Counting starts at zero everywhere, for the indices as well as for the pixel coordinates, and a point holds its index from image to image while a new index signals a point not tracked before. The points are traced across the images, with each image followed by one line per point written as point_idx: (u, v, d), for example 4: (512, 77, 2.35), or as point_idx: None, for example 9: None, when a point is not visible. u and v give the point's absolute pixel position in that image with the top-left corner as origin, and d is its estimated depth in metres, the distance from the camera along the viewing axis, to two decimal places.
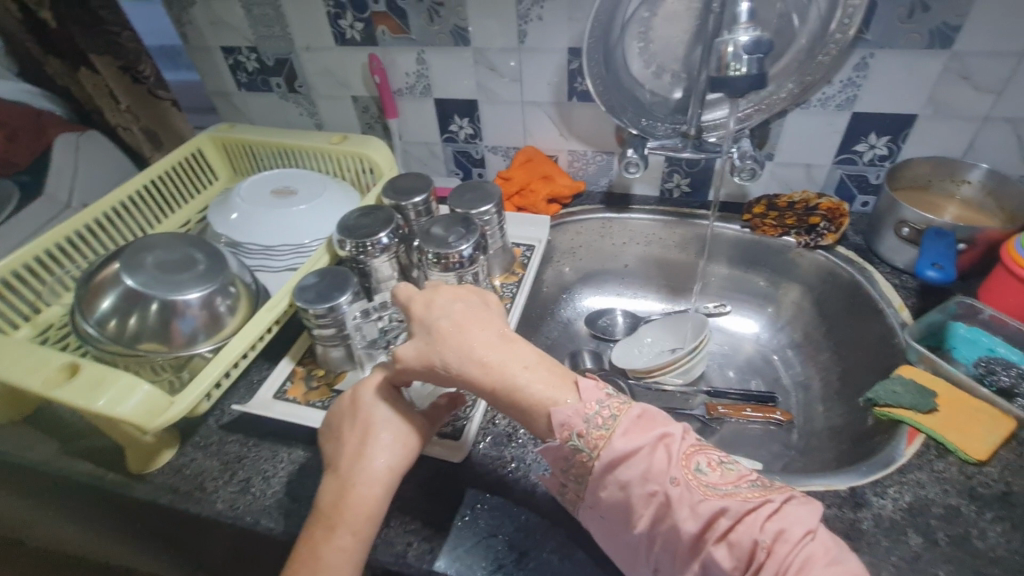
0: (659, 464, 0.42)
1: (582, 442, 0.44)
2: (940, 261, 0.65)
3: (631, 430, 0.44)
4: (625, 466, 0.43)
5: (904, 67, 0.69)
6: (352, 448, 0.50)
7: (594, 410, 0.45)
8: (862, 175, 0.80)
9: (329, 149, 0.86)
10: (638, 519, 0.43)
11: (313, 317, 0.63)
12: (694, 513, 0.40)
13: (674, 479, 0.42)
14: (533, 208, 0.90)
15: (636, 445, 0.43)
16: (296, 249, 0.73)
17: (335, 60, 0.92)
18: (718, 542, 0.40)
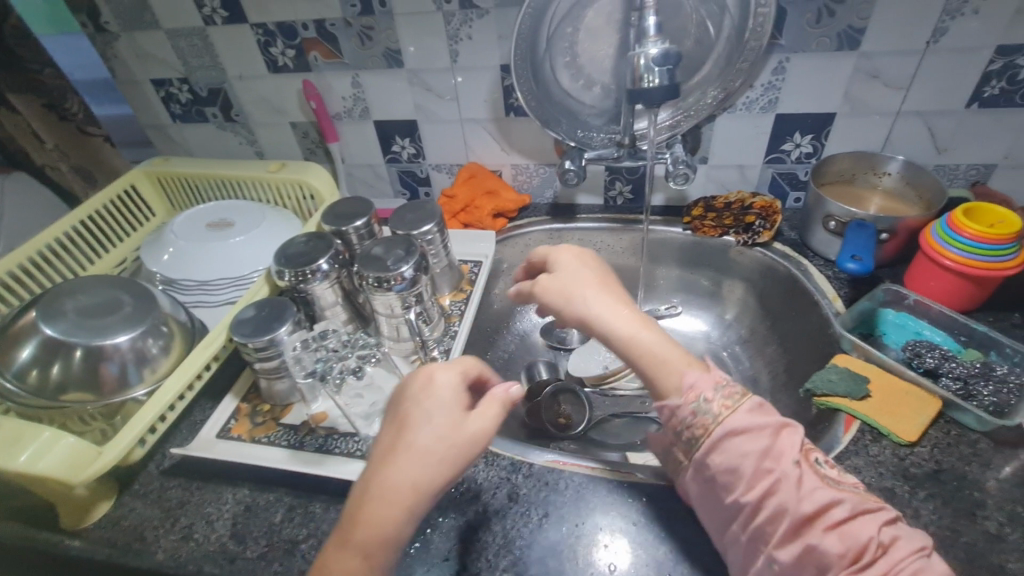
0: (784, 446, 0.44)
1: (708, 405, 0.46)
2: (860, 253, 0.68)
3: (755, 411, 0.46)
4: (749, 438, 0.44)
5: (817, 69, 0.73)
6: (405, 430, 0.43)
7: (721, 381, 0.48)
8: (792, 173, 0.83)
9: (267, 178, 0.85)
10: (741, 488, 0.43)
11: (253, 351, 0.62)
12: (808, 498, 0.42)
13: (797, 462, 0.43)
14: (480, 224, 0.91)
15: (760, 425, 0.45)
16: (235, 281, 0.71)
17: (270, 87, 0.92)
18: (829, 531, 0.41)
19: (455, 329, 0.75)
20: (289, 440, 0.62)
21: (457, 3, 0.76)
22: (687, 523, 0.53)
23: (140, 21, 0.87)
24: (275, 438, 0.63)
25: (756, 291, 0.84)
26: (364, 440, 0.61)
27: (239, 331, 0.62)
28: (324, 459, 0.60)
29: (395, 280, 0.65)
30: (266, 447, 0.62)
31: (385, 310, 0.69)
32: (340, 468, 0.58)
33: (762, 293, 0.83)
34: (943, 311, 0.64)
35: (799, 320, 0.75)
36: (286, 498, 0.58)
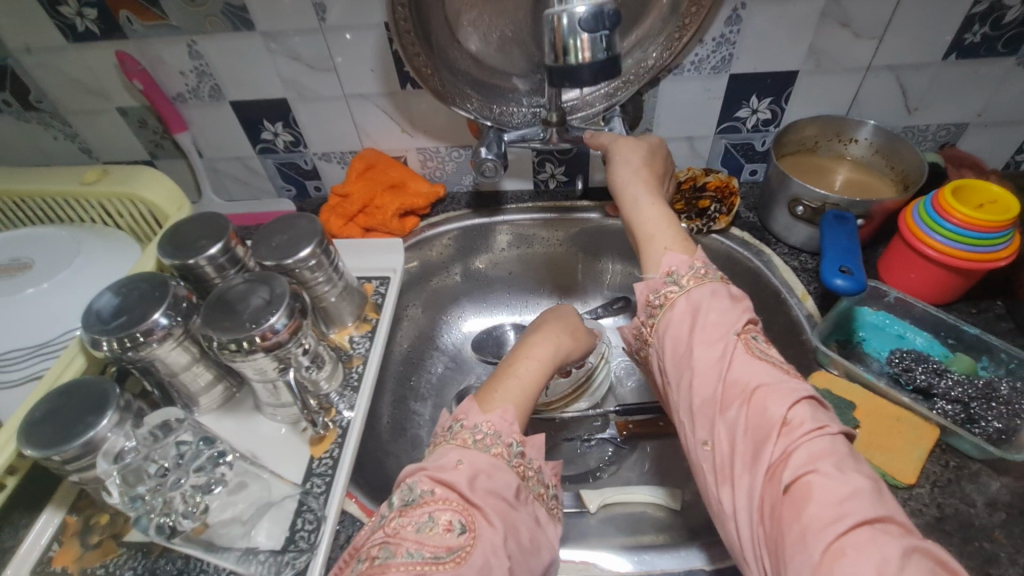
0: (727, 320, 0.43)
1: (678, 281, 0.47)
2: (846, 265, 0.53)
3: (717, 293, 0.45)
4: (697, 315, 0.44)
5: (779, 17, 0.59)
6: (542, 326, 0.58)
7: (696, 265, 0.48)
8: (747, 143, 0.71)
9: (83, 192, 0.63)
10: (686, 357, 0.43)
11: (59, 463, 0.44)
12: (735, 367, 0.41)
13: (732, 335, 0.42)
14: (384, 227, 0.74)
15: (719, 307, 0.44)
16: (37, 350, 0.52)
17: (76, 63, 0.67)
18: (747, 403, 0.39)
19: (358, 375, 0.59)
20: (134, 568, 0.47)
21: None
22: None
23: None
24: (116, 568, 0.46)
25: None
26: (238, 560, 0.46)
27: (29, 441, 0.43)
28: None
29: (262, 338, 0.48)
30: None
31: (256, 375, 0.51)
32: None
33: None
34: (927, 310, 0.56)
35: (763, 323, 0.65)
36: None
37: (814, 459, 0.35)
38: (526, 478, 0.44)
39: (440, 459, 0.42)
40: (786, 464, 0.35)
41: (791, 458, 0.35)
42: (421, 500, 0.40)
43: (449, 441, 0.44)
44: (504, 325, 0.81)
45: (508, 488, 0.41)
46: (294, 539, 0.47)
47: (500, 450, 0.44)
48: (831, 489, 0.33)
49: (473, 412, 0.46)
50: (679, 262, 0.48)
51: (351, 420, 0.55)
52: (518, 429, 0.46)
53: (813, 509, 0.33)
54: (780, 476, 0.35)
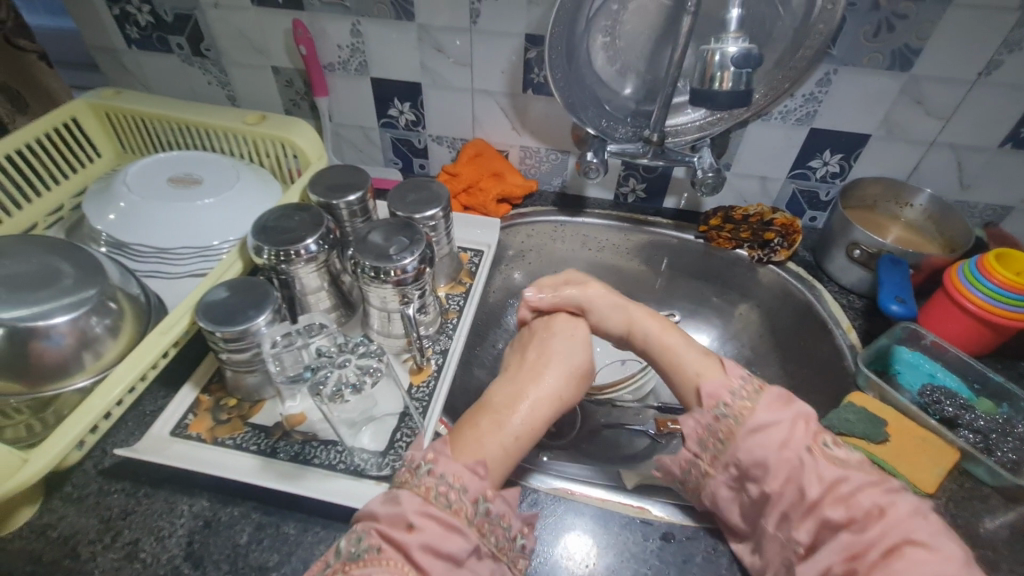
0: (797, 434, 0.46)
1: (729, 410, 0.49)
2: (901, 294, 0.66)
3: (773, 404, 0.48)
4: (764, 433, 0.47)
5: (863, 87, 0.69)
6: (528, 374, 0.56)
7: (738, 384, 0.51)
8: (813, 192, 0.80)
9: (243, 130, 0.73)
10: (770, 481, 0.46)
11: (222, 341, 0.52)
12: (817, 477, 0.44)
13: (806, 447, 0.46)
14: (482, 209, 0.84)
15: (776, 418, 0.47)
16: (200, 252, 0.61)
17: (252, 23, 0.78)
18: (835, 501, 0.43)
19: (453, 326, 0.67)
20: (258, 444, 0.54)
21: None
22: (703, 569, 0.49)
23: None
24: (244, 441, 0.54)
25: (763, 311, 0.80)
26: (348, 451, 0.54)
27: (205, 316, 0.52)
28: (302, 472, 0.52)
29: (395, 273, 0.57)
30: (233, 452, 0.53)
31: (378, 303, 0.60)
32: (321, 486, 0.50)
33: (772, 312, 0.79)
34: (959, 356, 0.63)
35: (807, 347, 0.73)
36: (254, 514, 0.50)
37: (911, 533, 0.40)
38: (486, 535, 0.42)
39: (395, 496, 0.43)
40: (882, 543, 0.40)
41: (887, 536, 0.40)
42: (363, 558, 0.39)
43: (412, 486, 0.43)
44: None
45: (460, 552, 0.40)
46: (393, 446, 0.54)
47: (462, 505, 0.42)
48: (929, 564, 0.38)
49: (443, 457, 0.45)
50: (719, 386, 0.51)
51: (445, 361, 0.63)
52: (487, 485, 0.44)
53: (905, 574, 0.38)
54: (868, 552, 0.40)
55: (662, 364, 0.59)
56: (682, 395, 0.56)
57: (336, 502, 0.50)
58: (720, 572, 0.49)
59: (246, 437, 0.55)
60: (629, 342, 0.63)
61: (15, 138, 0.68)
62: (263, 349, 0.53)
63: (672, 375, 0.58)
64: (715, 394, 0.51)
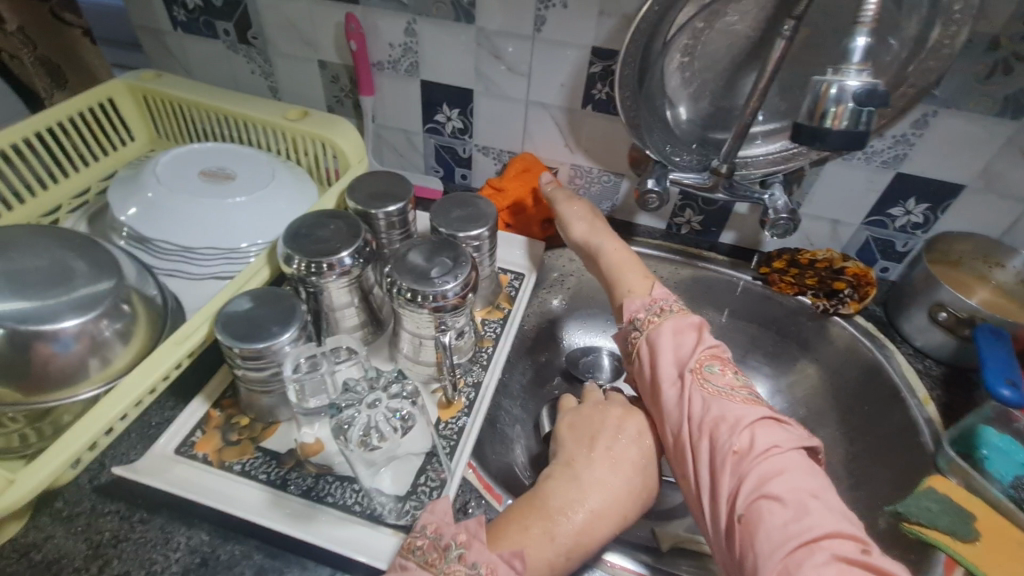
0: (682, 359, 0.49)
1: (639, 324, 0.55)
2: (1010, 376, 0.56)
3: (675, 332, 0.51)
4: (657, 353, 0.50)
5: (965, 133, 0.62)
6: (594, 460, 0.47)
7: (655, 306, 0.56)
8: (889, 241, 0.73)
9: (283, 125, 0.69)
10: (654, 403, 0.49)
11: (240, 356, 0.48)
12: (689, 404, 0.46)
13: (687, 371, 0.47)
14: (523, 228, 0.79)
15: (676, 345, 0.50)
16: (226, 254, 0.57)
17: (302, 13, 0.74)
18: (707, 438, 0.43)
19: (488, 356, 0.61)
20: (268, 474, 0.49)
21: None
22: None
23: None
24: (253, 468, 0.49)
25: (822, 366, 0.73)
26: (365, 492, 0.48)
27: (225, 329, 0.48)
28: (312, 512, 0.46)
29: (434, 299, 0.51)
30: (239, 481, 0.48)
31: (411, 327, 0.55)
32: (332, 531, 0.45)
33: (833, 369, 0.72)
34: None
35: (874, 414, 0.66)
36: (257, 554, 0.45)
37: (763, 479, 0.39)
38: None
39: None
40: (743, 492, 0.39)
41: (745, 481, 0.40)
42: None
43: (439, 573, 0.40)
44: (602, 349, 0.83)
45: None
46: (415, 491, 0.49)
47: None
48: (779, 513, 0.37)
49: (477, 544, 0.41)
50: (637, 301, 0.58)
51: (477, 395, 0.57)
52: None
53: (766, 535, 0.36)
54: (736, 504, 0.39)
55: (588, 255, 0.69)
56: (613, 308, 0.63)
57: (348, 551, 0.44)
58: None
59: (256, 463, 0.50)
60: (584, 249, 0.69)
61: (45, 116, 0.65)
62: (285, 372, 0.49)
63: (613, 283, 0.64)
64: (630, 313, 0.57)
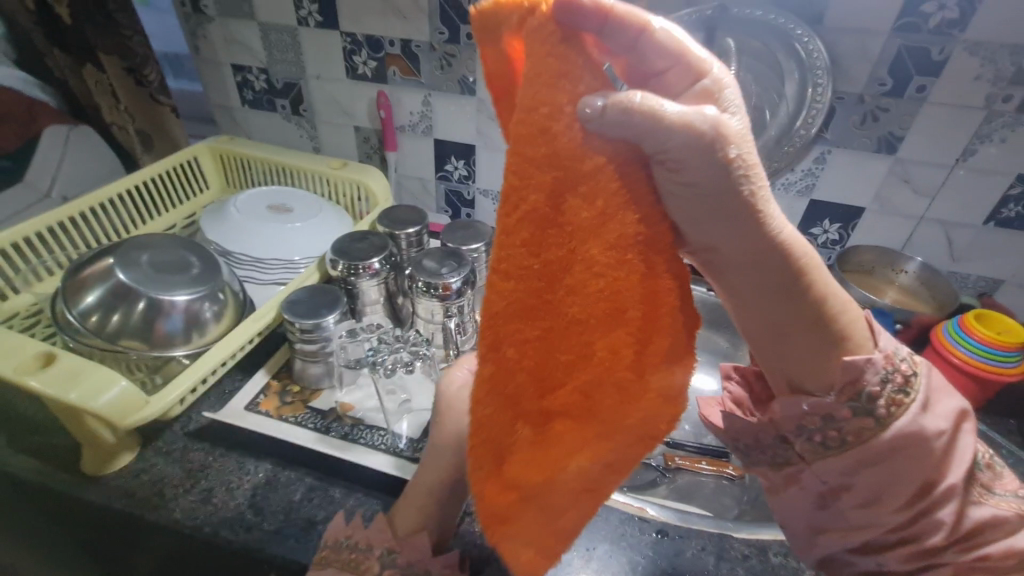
0: (952, 454, 0.39)
1: (882, 401, 0.38)
2: None
3: (927, 403, 0.39)
4: (916, 448, 0.38)
5: (854, 166, 0.79)
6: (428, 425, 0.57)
7: (892, 365, 0.39)
8: (816, 256, 0.89)
9: (328, 173, 0.89)
10: (893, 498, 0.39)
11: (299, 331, 0.64)
12: (957, 516, 0.39)
13: (955, 476, 0.38)
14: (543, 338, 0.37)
15: (937, 426, 0.38)
16: (286, 264, 0.75)
17: (344, 91, 0.96)
18: (969, 545, 0.39)
19: None
20: (315, 423, 0.64)
21: None
22: (692, 564, 0.55)
23: (237, 10, 0.92)
24: (305, 419, 0.64)
25: None
26: (389, 435, 0.63)
27: (290, 310, 0.64)
28: (350, 447, 0.61)
29: (443, 289, 0.68)
30: (294, 427, 0.63)
31: (425, 315, 0.72)
32: (364, 458, 0.59)
33: None
34: None
35: None
36: (307, 478, 0.59)
37: None
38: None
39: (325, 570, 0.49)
40: None
41: None
42: None
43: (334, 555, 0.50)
44: None
45: None
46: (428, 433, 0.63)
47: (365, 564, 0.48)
48: None
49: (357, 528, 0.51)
50: (865, 365, 0.38)
51: None
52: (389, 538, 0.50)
53: None
54: None
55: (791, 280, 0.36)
56: (798, 378, 0.40)
57: (380, 471, 0.59)
58: (707, 569, 0.54)
59: (306, 416, 0.64)
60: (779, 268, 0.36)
61: (152, 169, 0.86)
62: (331, 342, 0.66)
63: (822, 335, 0.38)
64: (858, 378, 0.38)
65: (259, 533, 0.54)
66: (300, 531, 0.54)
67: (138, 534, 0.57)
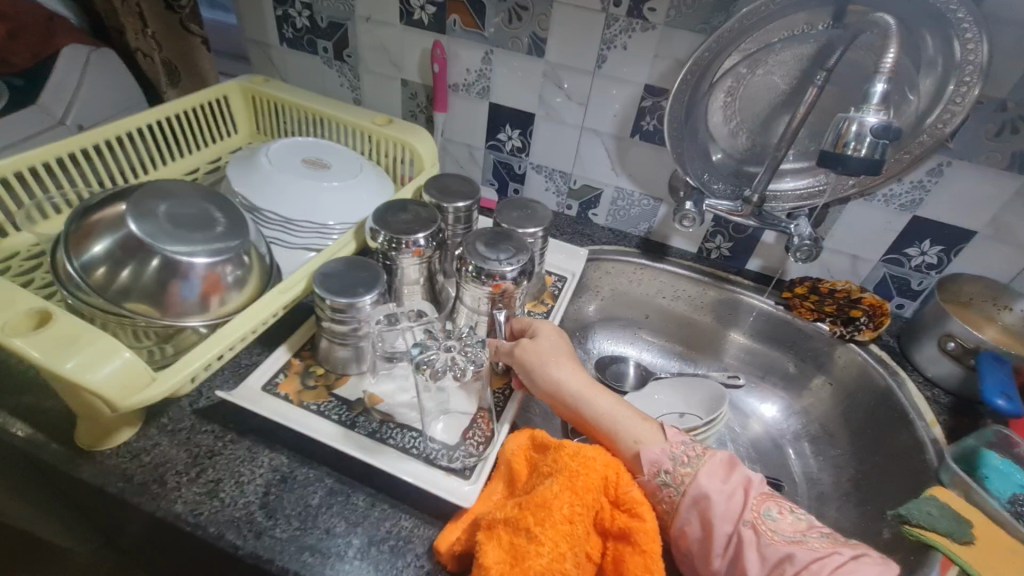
0: (734, 507, 0.45)
1: (668, 478, 0.48)
2: (1006, 391, 0.62)
3: (714, 472, 0.47)
4: (701, 504, 0.46)
5: (976, 183, 0.69)
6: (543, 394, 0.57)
7: (679, 450, 0.50)
8: (905, 279, 0.80)
9: (371, 129, 0.80)
10: None
11: (330, 309, 0.56)
12: None
13: (745, 521, 0.44)
14: None
15: (716, 486, 0.46)
16: (319, 229, 0.66)
17: (394, 38, 0.86)
18: None
19: None
20: (339, 415, 0.56)
21: (626, 8, 0.72)
22: None
23: None
24: (329, 409, 0.56)
25: (836, 387, 0.79)
26: (421, 439, 0.55)
27: (323, 284, 0.56)
28: (378, 449, 0.53)
29: (495, 277, 0.60)
30: (316, 417, 0.55)
31: (471, 303, 0.64)
32: (394, 464, 0.52)
33: (845, 390, 0.78)
34: None
35: (884, 434, 0.71)
36: (328, 479, 0.52)
37: None
38: None
39: None
40: None
41: None
42: None
43: None
44: (629, 358, 0.90)
45: None
46: (466, 441, 0.55)
47: None
48: None
49: None
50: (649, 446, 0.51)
51: None
52: None
53: None
54: None
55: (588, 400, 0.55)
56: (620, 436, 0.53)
57: (413, 482, 0.51)
58: None
59: (330, 406, 0.57)
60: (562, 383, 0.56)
61: (177, 104, 0.77)
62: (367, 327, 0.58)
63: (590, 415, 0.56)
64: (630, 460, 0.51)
65: (270, 541, 0.46)
66: (317, 543, 0.47)
67: (132, 519, 0.51)
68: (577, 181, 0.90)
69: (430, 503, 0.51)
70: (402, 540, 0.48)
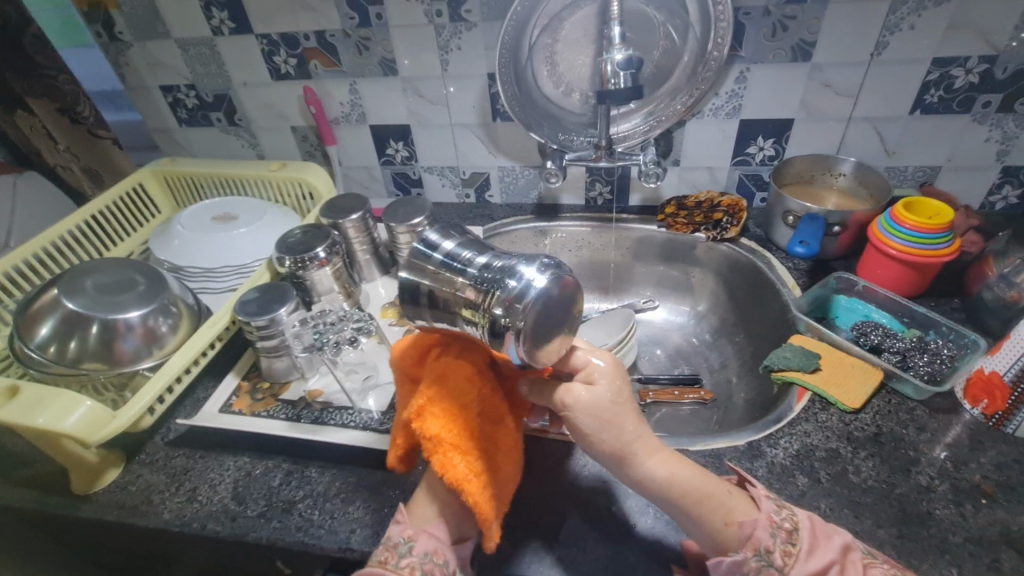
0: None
1: (772, 560, 0.44)
2: (808, 239, 0.78)
3: (816, 547, 0.44)
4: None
5: (775, 79, 0.80)
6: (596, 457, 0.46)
7: (779, 523, 0.46)
8: (757, 175, 0.91)
9: (270, 176, 0.91)
10: None
11: (255, 329, 0.66)
12: None
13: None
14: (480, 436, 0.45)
15: (826, 560, 0.44)
16: (238, 270, 0.77)
17: (273, 93, 0.97)
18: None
19: None
20: (286, 413, 0.66)
21: (447, 16, 0.83)
22: None
23: (151, 31, 0.92)
24: (276, 411, 0.67)
25: (726, 283, 0.90)
26: (356, 412, 0.65)
27: (244, 311, 0.66)
28: (319, 428, 0.64)
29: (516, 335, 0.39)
30: (266, 419, 0.66)
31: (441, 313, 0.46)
32: (334, 436, 0.62)
33: (733, 283, 0.89)
34: (889, 297, 0.71)
35: (764, 309, 0.81)
36: (284, 464, 0.62)
37: None
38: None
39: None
40: None
41: None
42: None
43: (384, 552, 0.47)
44: None
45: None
46: (393, 404, 0.66)
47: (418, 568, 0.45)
48: None
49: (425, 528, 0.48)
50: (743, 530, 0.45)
51: None
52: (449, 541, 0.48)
53: None
54: None
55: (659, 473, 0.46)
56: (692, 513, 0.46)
57: (354, 444, 0.62)
58: None
59: (278, 408, 0.67)
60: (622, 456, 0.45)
61: (100, 200, 0.87)
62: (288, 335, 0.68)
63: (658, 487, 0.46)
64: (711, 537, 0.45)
65: (243, 520, 0.57)
66: (281, 512, 0.57)
67: (134, 538, 0.61)
68: (465, 171, 1.01)
69: (371, 458, 0.62)
70: (350, 490, 0.59)
